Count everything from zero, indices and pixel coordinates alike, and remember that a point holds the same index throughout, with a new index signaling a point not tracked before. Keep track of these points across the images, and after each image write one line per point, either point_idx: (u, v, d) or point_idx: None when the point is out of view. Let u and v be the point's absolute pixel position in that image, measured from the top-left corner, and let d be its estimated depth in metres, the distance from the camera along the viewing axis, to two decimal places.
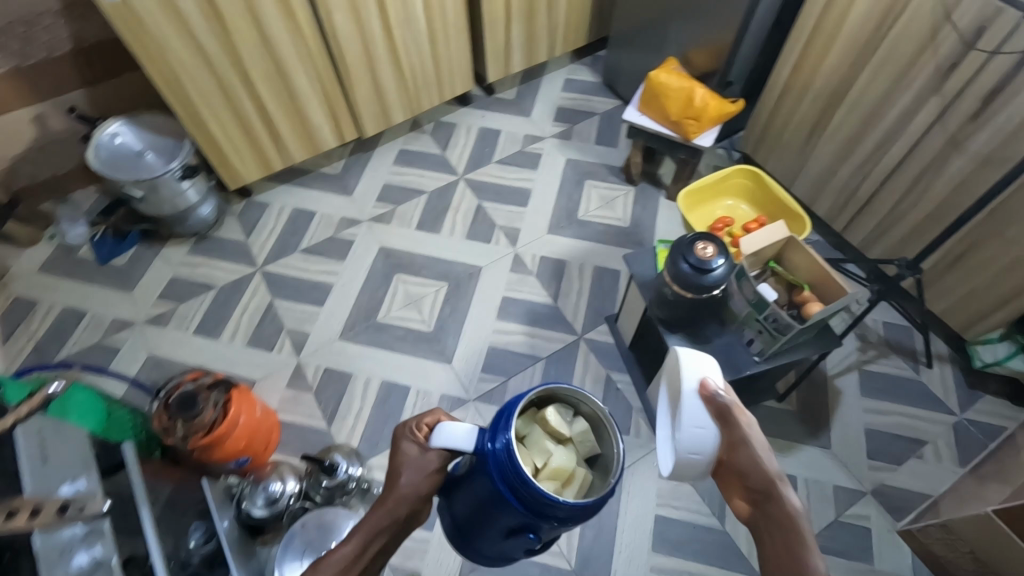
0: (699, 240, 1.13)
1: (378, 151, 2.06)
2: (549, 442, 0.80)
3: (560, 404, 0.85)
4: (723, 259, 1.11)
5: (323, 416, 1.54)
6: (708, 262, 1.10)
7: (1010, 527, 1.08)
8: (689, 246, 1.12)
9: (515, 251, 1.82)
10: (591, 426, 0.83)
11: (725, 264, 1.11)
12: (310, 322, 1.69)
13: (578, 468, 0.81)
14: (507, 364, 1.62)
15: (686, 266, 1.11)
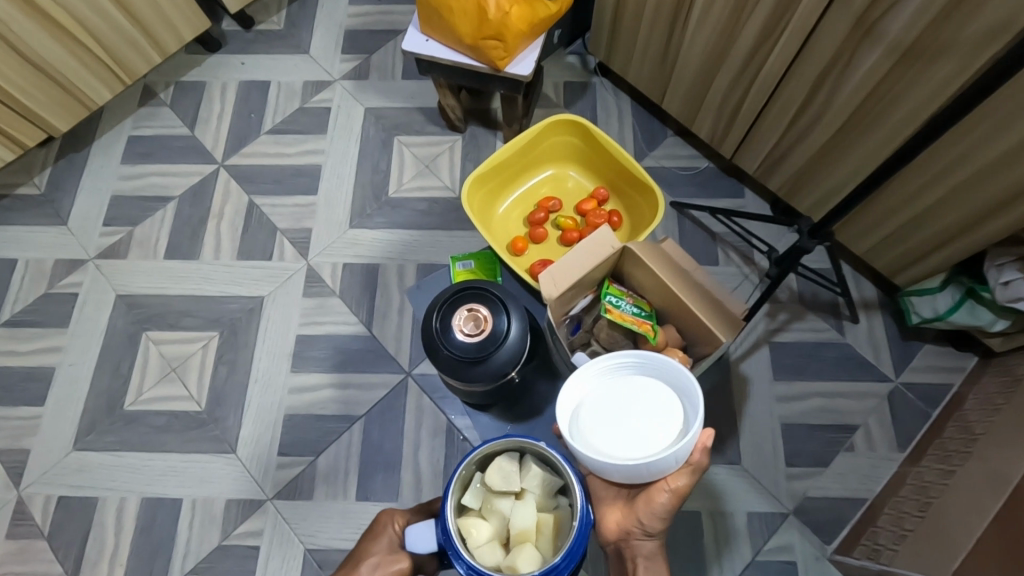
0: (462, 312, 0.75)
1: (97, 147, 1.44)
2: (503, 504, 0.74)
3: (504, 454, 0.76)
4: (508, 319, 0.76)
5: (66, 571, 1.11)
6: (492, 339, 0.74)
7: None
8: (450, 310, 0.76)
9: (308, 265, 1.31)
10: (541, 469, 0.74)
11: (515, 322, 0.76)
12: (31, 434, 1.20)
13: (545, 512, 0.74)
14: (312, 435, 1.18)
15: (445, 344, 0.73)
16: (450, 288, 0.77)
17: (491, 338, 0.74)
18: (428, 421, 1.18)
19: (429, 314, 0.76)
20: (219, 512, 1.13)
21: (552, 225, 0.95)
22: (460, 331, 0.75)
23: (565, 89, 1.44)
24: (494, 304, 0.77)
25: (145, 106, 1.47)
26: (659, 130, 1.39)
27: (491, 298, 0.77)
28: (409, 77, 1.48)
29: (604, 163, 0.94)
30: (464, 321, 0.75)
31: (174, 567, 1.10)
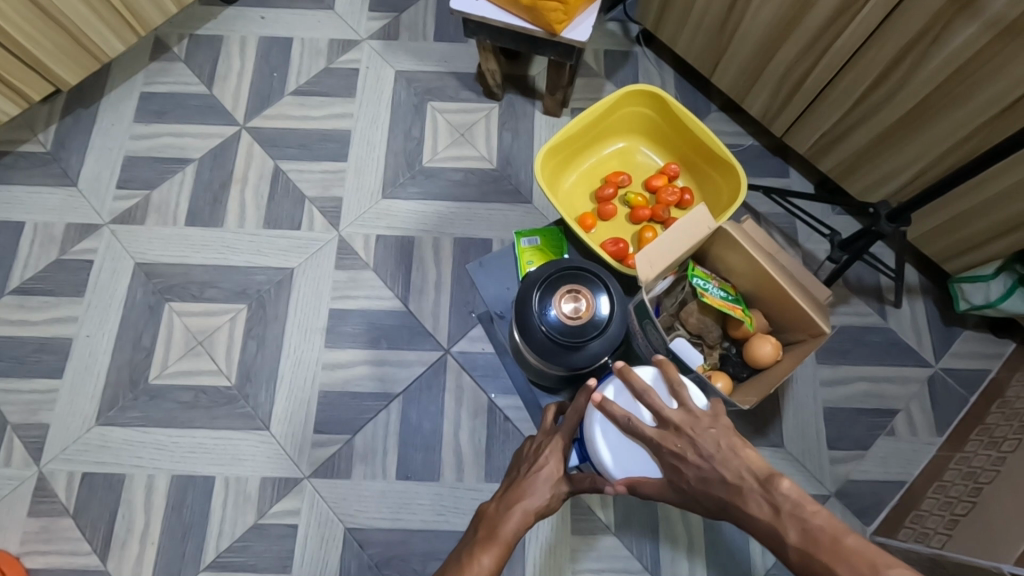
0: (566, 291, 0.77)
1: (106, 103, 1.34)
2: None
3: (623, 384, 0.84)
4: (608, 298, 0.77)
5: (94, 549, 1.06)
6: (596, 316, 0.76)
7: None
8: (551, 285, 0.77)
9: (339, 235, 1.25)
10: None
11: (615, 301, 0.78)
12: (48, 408, 1.14)
13: None
14: (348, 413, 1.14)
15: (536, 321, 0.76)
16: (548, 268, 0.78)
17: (585, 325, 0.75)
18: (469, 400, 1.15)
19: (528, 296, 0.78)
20: (254, 491, 1.10)
21: (621, 201, 0.98)
22: (558, 310, 0.76)
23: (606, 58, 1.37)
24: (597, 288, 0.77)
25: (157, 60, 1.37)
26: (704, 105, 1.34)
27: (594, 279, 0.78)
28: (442, 38, 1.40)
29: (675, 138, 0.97)
30: (564, 298, 0.77)
31: (209, 547, 1.07)
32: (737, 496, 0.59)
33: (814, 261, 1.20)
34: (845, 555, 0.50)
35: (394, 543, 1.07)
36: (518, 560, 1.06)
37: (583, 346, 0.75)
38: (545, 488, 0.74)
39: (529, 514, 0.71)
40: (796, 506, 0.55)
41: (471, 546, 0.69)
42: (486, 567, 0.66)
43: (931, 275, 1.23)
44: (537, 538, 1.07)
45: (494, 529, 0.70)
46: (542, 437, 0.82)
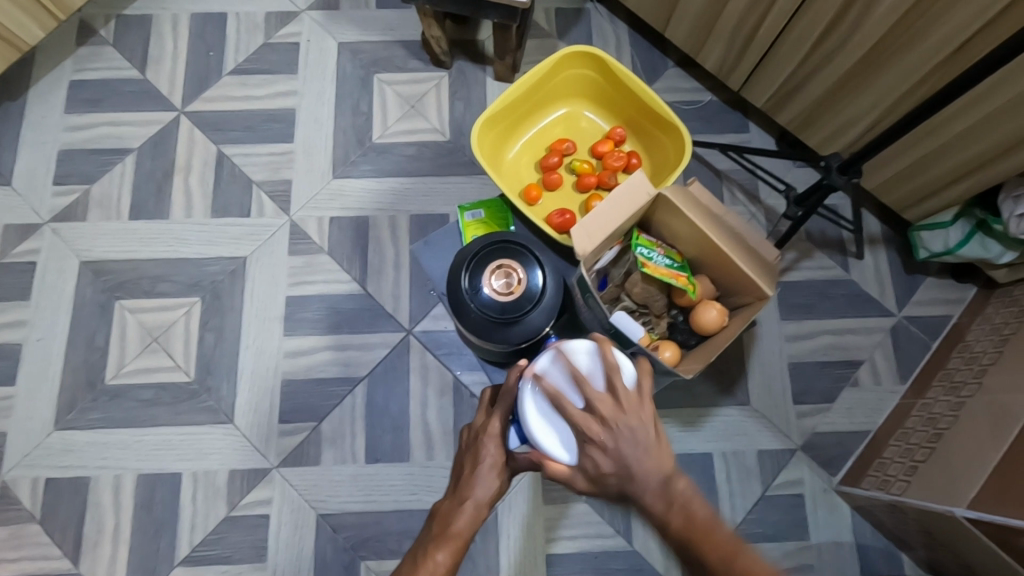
0: (496, 267, 0.76)
1: (34, 95, 1.27)
2: None
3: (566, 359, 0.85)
4: (541, 273, 0.77)
5: (66, 553, 1.06)
6: (527, 290, 0.76)
7: (992, 540, 0.81)
8: (480, 263, 0.77)
9: (291, 220, 1.21)
10: None
11: (549, 276, 0.77)
12: (5, 415, 1.11)
13: None
14: (312, 401, 1.13)
15: (469, 301, 0.76)
16: (478, 243, 0.78)
17: (518, 300, 0.75)
18: (434, 379, 1.14)
19: (458, 275, 0.77)
20: (223, 483, 1.09)
21: (567, 169, 0.95)
22: (489, 287, 0.76)
23: (558, 17, 1.32)
24: (528, 262, 0.77)
25: (85, 45, 1.30)
26: (660, 61, 1.30)
27: (525, 253, 0.77)
28: (384, 5, 1.33)
29: (621, 100, 0.95)
30: (494, 274, 0.77)
31: (182, 541, 1.07)
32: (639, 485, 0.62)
33: (774, 218, 1.18)
34: (715, 540, 0.59)
35: (367, 526, 1.08)
36: (491, 533, 1.07)
37: (520, 321, 0.75)
38: (492, 477, 0.77)
39: (480, 507, 0.75)
40: (687, 501, 0.62)
41: (424, 545, 0.73)
42: (441, 564, 0.71)
43: (892, 224, 1.23)
44: (510, 509, 1.08)
45: (449, 524, 0.74)
46: (480, 422, 0.82)
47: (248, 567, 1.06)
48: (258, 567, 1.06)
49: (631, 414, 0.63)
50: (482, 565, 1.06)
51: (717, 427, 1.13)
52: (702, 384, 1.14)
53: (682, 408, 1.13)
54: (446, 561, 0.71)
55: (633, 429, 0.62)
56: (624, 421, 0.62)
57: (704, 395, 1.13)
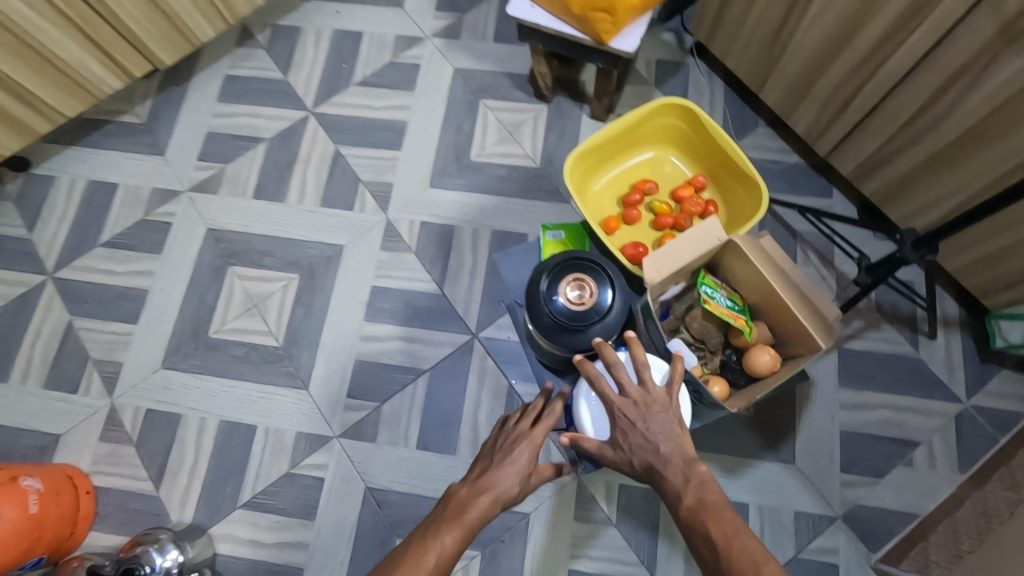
0: (571, 279, 0.84)
1: (195, 83, 1.49)
2: None
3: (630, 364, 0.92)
4: (610, 294, 0.83)
5: (150, 477, 1.21)
6: (595, 305, 0.82)
7: None
8: (558, 273, 0.84)
9: (387, 219, 1.35)
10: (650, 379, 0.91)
11: (616, 297, 0.84)
12: (123, 348, 1.29)
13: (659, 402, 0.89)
14: (378, 382, 1.24)
15: (543, 306, 0.83)
16: (558, 255, 0.85)
17: (587, 312, 0.82)
18: (490, 383, 1.22)
19: (537, 280, 0.85)
20: (289, 443, 1.21)
21: (646, 208, 1.02)
22: (563, 296, 0.83)
23: (658, 66, 1.40)
24: (601, 279, 0.84)
25: (242, 46, 1.51)
26: (750, 119, 1.35)
27: (600, 272, 0.84)
28: (500, 39, 1.47)
29: (705, 151, 1.01)
30: (569, 285, 0.84)
31: (246, 487, 1.19)
32: (660, 462, 0.68)
33: (844, 284, 1.19)
34: (721, 518, 0.62)
35: (408, 507, 1.16)
36: (521, 537, 1.12)
37: (585, 331, 0.82)
38: (514, 478, 0.82)
39: (495, 504, 0.79)
40: (702, 482, 0.66)
41: (436, 527, 0.76)
42: (447, 543, 0.73)
43: (971, 309, 1.21)
44: (541, 518, 1.13)
45: (464, 508, 0.78)
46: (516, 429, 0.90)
47: (298, 522, 1.16)
48: (305, 525, 1.16)
49: (658, 402, 0.71)
50: (506, 566, 1.12)
51: (756, 479, 1.14)
52: (747, 434, 1.15)
53: (723, 454, 1.15)
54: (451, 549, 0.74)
55: (659, 415, 0.70)
56: (652, 407, 0.71)
57: (748, 446, 1.15)
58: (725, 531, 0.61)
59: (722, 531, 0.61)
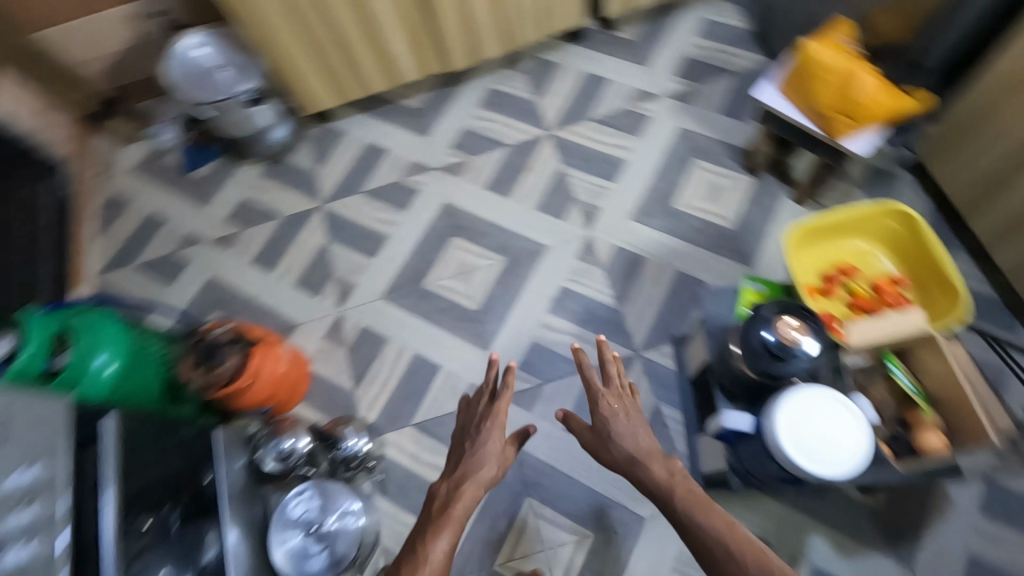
0: (787, 317, 0.91)
1: (465, 88, 1.84)
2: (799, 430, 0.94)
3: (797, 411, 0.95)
4: (818, 342, 0.90)
5: (351, 378, 1.51)
6: (800, 346, 0.89)
7: None
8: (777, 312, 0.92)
9: (589, 235, 1.58)
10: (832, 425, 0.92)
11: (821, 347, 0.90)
12: (359, 274, 1.63)
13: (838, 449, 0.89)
14: (546, 365, 1.45)
15: (755, 335, 0.91)
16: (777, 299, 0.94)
17: (795, 350, 0.89)
18: (640, 397, 1.39)
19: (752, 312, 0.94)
20: (462, 388, 1.46)
21: (843, 290, 1.16)
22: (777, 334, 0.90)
23: (869, 171, 1.52)
24: (813, 326, 0.91)
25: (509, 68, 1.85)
26: (949, 241, 1.43)
27: (813, 318, 0.92)
28: (725, 113, 1.68)
29: (916, 254, 1.13)
30: (784, 326, 0.91)
31: (420, 411, 1.45)
32: (651, 461, 0.97)
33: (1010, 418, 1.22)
34: (707, 503, 0.90)
35: (543, 474, 1.35)
36: (633, 536, 1.27)
37: (790, 364, 0.89)
38: (491, 462, 1.04)
39: (479, 487, 1.00)
40: (683, 475, 0.95)
41: (434, 531, 0.92)
42: (443, 543, 0.90)
43: None
44: (655, 527, 1.27)
45: (449, 505, 0.96)
46: (482, 411, 1.13)
47: None
48: None
49: (621, 404, 1.07)
50: (613, 554, 1.26)
51: (869, 568, 1.19)
52: (870, 524, 1.21)
53: (842, 534, 1.21)
54: (447, 546, 0.90)
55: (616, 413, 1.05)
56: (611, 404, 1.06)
57: (869, 535, 1.20)
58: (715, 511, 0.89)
59: (709, 509, 0.89)
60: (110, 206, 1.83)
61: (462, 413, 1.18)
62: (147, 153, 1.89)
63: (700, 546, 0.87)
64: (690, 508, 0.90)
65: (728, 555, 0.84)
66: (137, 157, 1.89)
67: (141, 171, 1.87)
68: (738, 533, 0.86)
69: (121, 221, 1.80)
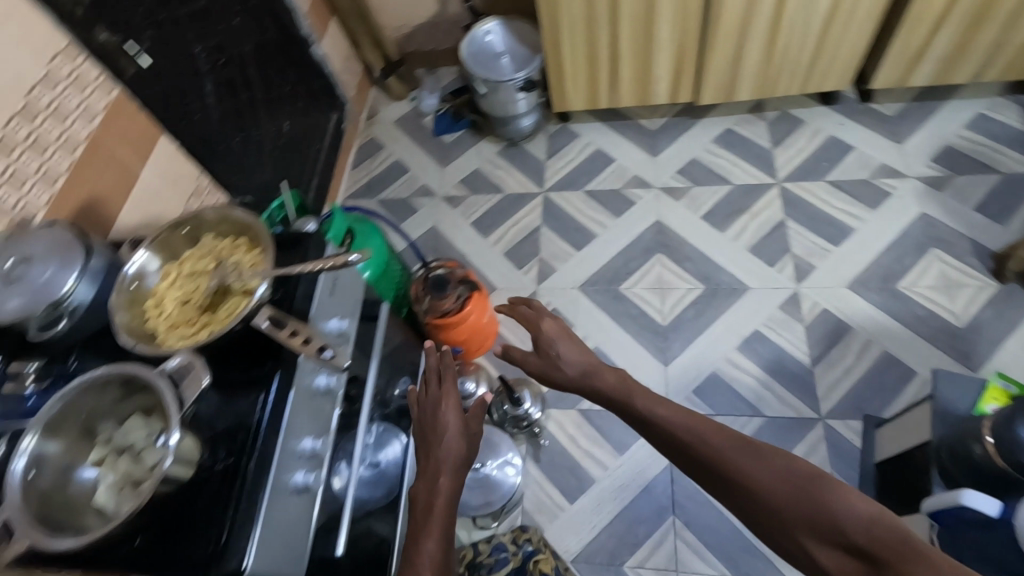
0: None
1: (703, 122, 1.91)
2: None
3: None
4: None
5: (531, 350, 1.62)
6: None
7: None
8: None
9: (796, 290, 1.56)
10: None
11: None
12: (561, 261, 1.75)
13: None
14: (721, 398, 1.46)
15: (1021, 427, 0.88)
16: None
17: None
18: (815, 461, 1.35)
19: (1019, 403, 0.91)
20: None
21: None
22: None
23: None
24: None
25: (751, 114, 1.89)
26: None
27: None
28: (980, 210, 1.59)
29: None
30: None
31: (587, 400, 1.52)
32: (647, 398, 0.87)
33: None
34: (722, 433, 0.76)
35: (693, 499, 1.36)
36: None
37: None
38: (458, 439, 0.92)
39: (454, 464, 0.89)
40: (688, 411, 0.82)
41: (419, 532, 0.81)
42: (432, 544, 0.79)
43: None
44: None
45: (432, 493, 0.85)
46: (431, 387, 0.99)
47: (608, 449, 1.45)
48: (612, 454, 1.44)
49: (558, 336, 1.02)
50: None
51: None
52: None
53: None
54: (438, 547, 0.79)
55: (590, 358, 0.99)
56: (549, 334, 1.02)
57: None
58: (751, 462, 0.71)
59: (748, 463, 0.71)
60: (367, 146, 2.14)
61: (413, 403, 1.00)
62: (408, 111, 2.18)
63: (668, 448, 0.82)
64: (713, 455, 0.74)
65: (696, 437, 0.77)
66: (398, 113, 2.19)
67: (399, 124, 2.16)
68: (703, 420, 0.79)
69: (373, 160, 2.10)
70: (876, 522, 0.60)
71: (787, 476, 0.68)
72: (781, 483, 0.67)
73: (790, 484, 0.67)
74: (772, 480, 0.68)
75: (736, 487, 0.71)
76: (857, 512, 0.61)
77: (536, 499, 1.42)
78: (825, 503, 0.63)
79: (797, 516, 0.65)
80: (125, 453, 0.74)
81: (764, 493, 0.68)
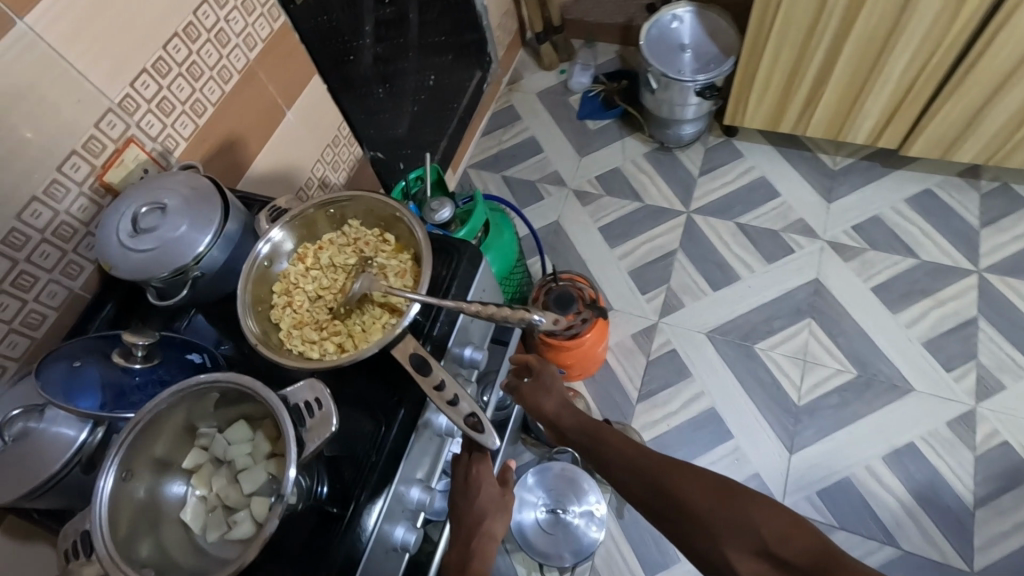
0: None
1: (898, 175, 1.61)
2: None
3: None
4: None
5: (638, 390, 1.45)
6: None
7: None
8: None
9: (973, 409, 1.30)
10: None
11: None
12: (691, 298, 1.54)
13: None
14: (850, 511, 1.25)
15: None
16: None
17: None
18: None
19: None
20: (745, 472, 1.32)
21: None
22: None
23: None
24: None
25: (961, 179, 1.58)
26: None
27: None
28: None
29: None
30: None
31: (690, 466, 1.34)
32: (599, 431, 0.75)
33: None
34: (646, 456, 0.68)
35: None
36: None
37: None
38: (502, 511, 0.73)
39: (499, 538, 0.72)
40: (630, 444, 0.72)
41: None
42: None
43: None
44: None
45: None
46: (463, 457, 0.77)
47: None
48: None
49: (545, 368, 0.84)
50: None
51: None
52: None
53: None
54: None
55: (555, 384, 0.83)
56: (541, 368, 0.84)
57: None
58: (680, 486, 0.62)
59: (679, 487, 0.62)
60: (503, 114, 1.96)
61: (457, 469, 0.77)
62: (554, 85, 1.98)
63: (607, 473, 0.71)
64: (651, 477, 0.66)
65: (607, 455, 0.71)
66: (543, 84, 1.99)
67: (541, 97, 1.97)
68: (620, 439, 0.72)
69: (506, 131, 1.93)
70: (798, 533, 0.54)
71: (711, 483, 0.61)
72: (704, 491, 0.60)
73: (707, 493, 0.60)
74: (696, 495, 0.60)
75: (668, 503, 0.62)
76: (763, 514, 0.55)
77: (611, 559, 1.27)
78: (742, 506, 0.57)
79: (724, 525, 0.57)
80: (223, 465, 0.64)
81: (684, 503, 0.61)
